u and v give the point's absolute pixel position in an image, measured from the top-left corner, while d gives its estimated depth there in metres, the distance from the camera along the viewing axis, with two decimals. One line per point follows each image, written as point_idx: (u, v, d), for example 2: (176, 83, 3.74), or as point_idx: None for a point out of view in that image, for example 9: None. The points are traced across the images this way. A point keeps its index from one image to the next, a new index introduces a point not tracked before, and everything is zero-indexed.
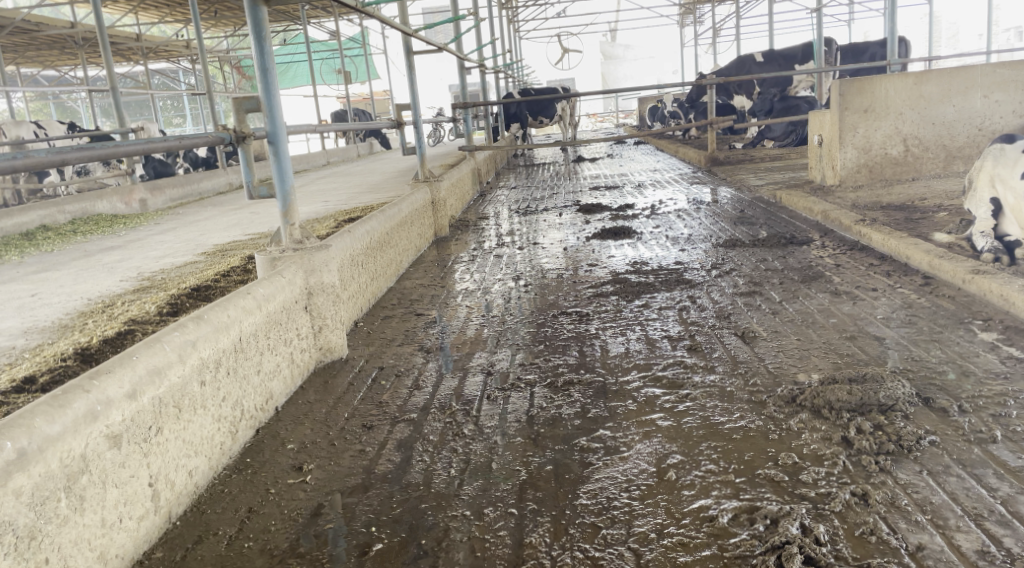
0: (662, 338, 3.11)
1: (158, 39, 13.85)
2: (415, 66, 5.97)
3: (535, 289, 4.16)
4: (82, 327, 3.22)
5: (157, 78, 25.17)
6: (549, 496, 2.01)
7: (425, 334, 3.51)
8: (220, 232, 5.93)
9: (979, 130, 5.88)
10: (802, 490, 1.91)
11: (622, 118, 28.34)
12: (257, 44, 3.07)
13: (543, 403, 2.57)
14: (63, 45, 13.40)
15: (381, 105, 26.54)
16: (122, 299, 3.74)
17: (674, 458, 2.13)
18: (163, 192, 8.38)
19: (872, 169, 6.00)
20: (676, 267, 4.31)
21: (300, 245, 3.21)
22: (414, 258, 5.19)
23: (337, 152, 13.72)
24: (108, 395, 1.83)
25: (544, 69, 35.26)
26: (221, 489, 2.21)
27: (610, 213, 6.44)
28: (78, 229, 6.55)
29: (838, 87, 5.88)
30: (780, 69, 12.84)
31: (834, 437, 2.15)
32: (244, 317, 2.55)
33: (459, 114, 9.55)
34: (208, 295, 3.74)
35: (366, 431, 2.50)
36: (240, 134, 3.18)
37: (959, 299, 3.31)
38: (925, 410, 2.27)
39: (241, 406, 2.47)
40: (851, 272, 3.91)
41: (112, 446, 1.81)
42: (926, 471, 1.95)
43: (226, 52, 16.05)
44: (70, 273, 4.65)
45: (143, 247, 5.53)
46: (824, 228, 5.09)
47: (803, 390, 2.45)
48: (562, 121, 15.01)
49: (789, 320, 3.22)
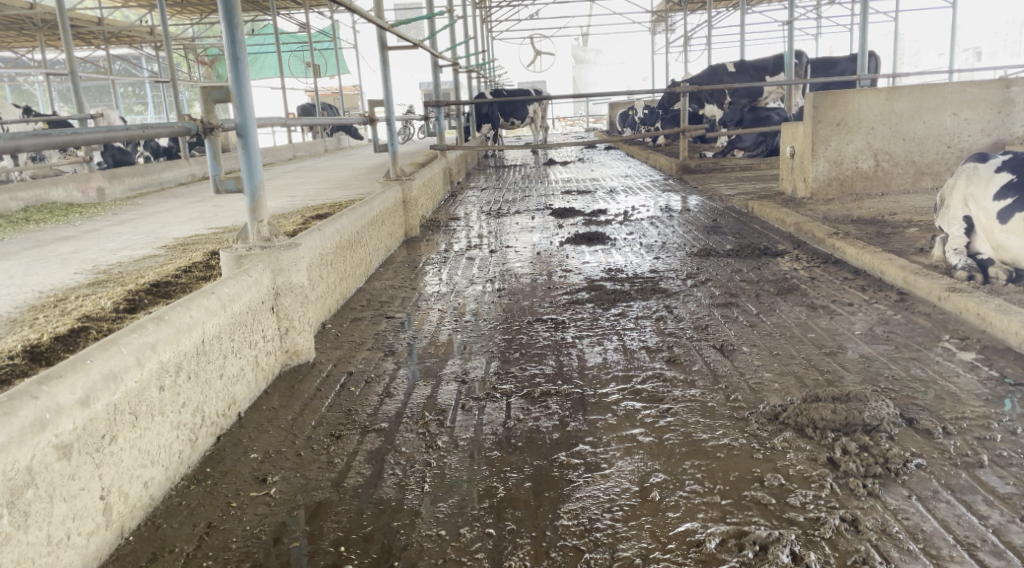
0: (640, 349, 3.05)
1: (121, 24, 13.47)
2: (389, 61, 5.82)
3: (508, 293, 4.07)
4: (32, 323, 3.05)
5: (119, 64, 24.57)
6: (529, 516, 1.92)
7: (395, 338, 3.40)
8: (182, 225, 5.73)
9: (948, 147, 5.94)
10: (790, 514, 1.85)
11: (591, 123, 28.37)
12: (228, 32, 2.94)
13: (520, 415, 2.48)
14: (20, 25, 12.92)
15: (351, 100, 26.28)
16: (76, 293, 3.57)
17: (657, 477, 2.05)
18: (122, 181, 8.13)
19: (843, 183, 6.02)
20: (651, 276, 4.26)
21: (268, 243, 3.09)
22: (384, 258, 5.07)
23: (304, 146, 13.50)
24: (58, 401, 1.70)
25: (516, 69, 35.24)
26: (179, 501, 2.08)
27: (582, 218, 6.38)
28: (31, 217, 6.30)
29: (812, 99, 5.89)
30: (751, 79, 12.94)
31: (820, 458, 2.10)
32: (207, 319, 2.42)
33: (431, 112, 9.41)
34: (168, 292, 3.58)
35: (334, 441, 2.39)
36: (207, 126, 3.03)
37: (934, 316, 3.30)
38: (910, 432, 2.23)
39: (202, 412, 2.34)
40: (826, 286, 3.89)
41: (61, 457, 1.68)
42: (915, 496, 1.90)
43: (192, 40, 15.69)
44: (22, 263, 4.44)
45: (99, 238, 5.31)
46: (796, 239, 5.08)
47: (785, 407, 2.39)
48: (533, 124, 15.15)
49: (767, 334, 3.17)
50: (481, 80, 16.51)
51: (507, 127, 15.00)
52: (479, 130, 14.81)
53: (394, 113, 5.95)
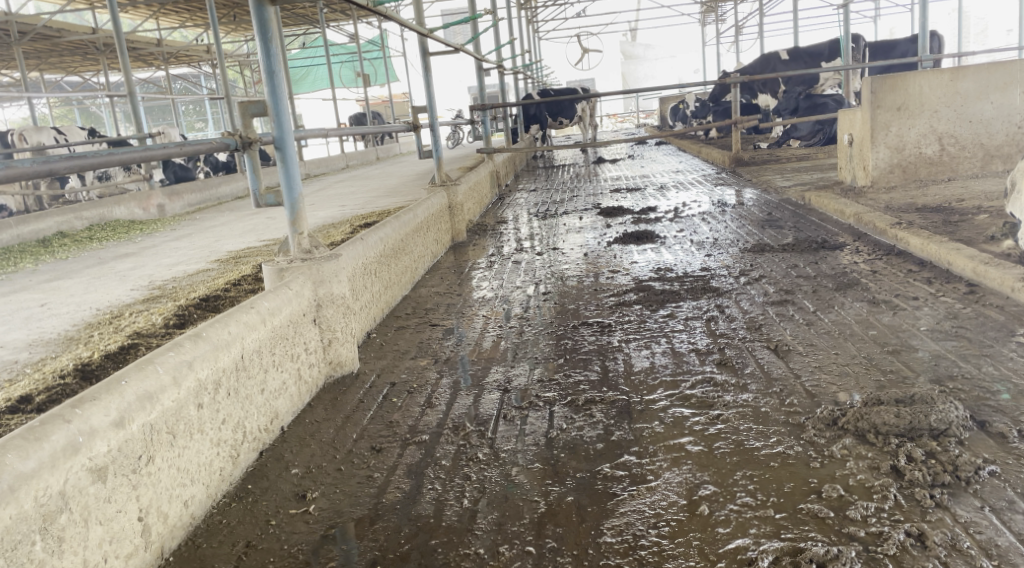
0: (689, 352, 2.94)
1: (178, 44, 13.83)
2: (431, 67, 5.77)
3: (555, 297, 3.99)
4: (86, 341, 3.10)
5: (179, 82, 25.31)
6: (570, 533, 1.84)
7: (440, 346, 3.35)
8: (235, 239, 5.80)
9: (1018, 128, 5.65)
10: (850, 529, 1.73)
11: (643, 118, 28.04)
12: (263, 47, 2.94)
13: (563, 424, 2.41)
14: (85, 50, 13.39)
15: (402, 107, 26.52)
16: (130, 309, 3.63)
17: (707, 489, 1.95)
18: (181, 198, 8.32)
19: (906, 169, 5.75)
20: (702, 274, 4.13)
21: (309, 255, 3.07)
22: (431, 265, 5.05)
23: (356, 154, 13.63)
24: (91, 424, 1.70)
25: (564, 68, 35.15)
26: (220, 519, 2.07)
27: (632, 215, 6.27)
28: (94, 235, 6.47)
29: (869, 84, 5.64)
30: (806, 67, 12.59)
31: (882, 467, 1.97)
32: (246, 334, 2.41)
33: (478, 114, 9.36)
34: (217, 305, 3.61)
35: (375, 454, 2.35)
36: (246, 140, 3.03)
37: (1008, 308, 3.10)
38: (982, 436, 2.08)
39: (243, 428, 2.32)
40: (888, 279, 3.70)
41: (95, 480, 1.68)
42: (988, 507, 1.76)
43: (246, 56, 16.03)
44: (83, 281, 4.55)
45: (156, 254, 5.42)
46: (856, 231, 4.88)
47: (845, 411, 2.26)
48: (582, 123, 15.03)
49: (825, 333, 3.02)
50: (529, 81, 16.42)
51: (556, 127, 14.92)
52: (528, 132, 14.76)
53: (438, 119, 5.92)
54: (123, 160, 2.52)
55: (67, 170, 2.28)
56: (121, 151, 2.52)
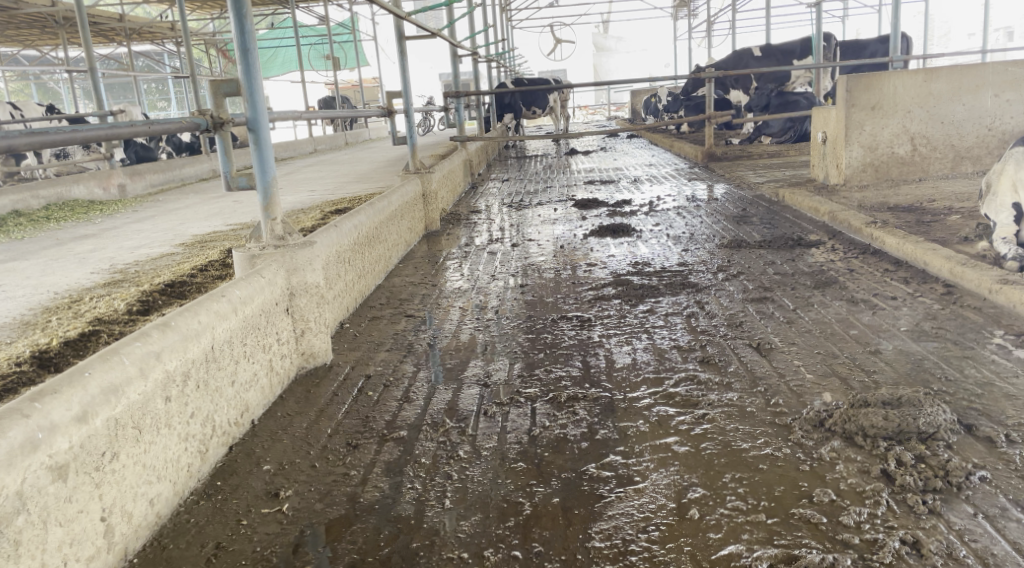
0: (671, 348, 2.89)
1: (141, 20, 13.41)
2: (407, 51, 5.64)
3: (532, 289, 3.92)
4: (43, 326, 2.95)
5: (141, 59, 24.67)
6: (558, 537, 1.79)
7: (415, 338, 3.27)
8: (200, 222, 5.63)
9: (989, 130, 5.70)
10: (844, 535, 1.71)
11: (614, 110, 28.03)
12: (237, 23, 2.81)
13: (546, 422, 2.35)
14: (43, 23, 12.91)
15: (372, 92, 26.17)
16: (90, 294, 3.47)
17: (696, 492, 1.91)
18: (142, 177, 8.07)
19: (878, 168, 5.78)
20: (680, 269, 4.09)
21: (282, 242, 2.96)
22: (404, 254, 4.94)
23: (325, 139, 13.38)
24: (52, 419, 1.59)
25: (535, 58, 35.01)
26: (187, 518, 1.97)
27: (606, 208, 6.22)
28: (51, 215, 6.23)
29: (845, 82, 5.65)
30: (778, 64, 12.65)
31: (873, 471, 1.94)
32: (217, 323, 2.30)
33: (451, 102, 9.23)
34: (183, 291, 3.48)
35: (351, 451, 2.27)
36: (217, 120, 2.90)
37: (986, 310, 3.11)
38: (970, 440, 2.06)
39: (212, 422, 2.22)
40: (866, 278, 3.69)
41: (56, 479, 1.57)
42: (981, 514, 1.74)
43: (212, 35, 15.60)
44: (40, 263, 4.36)
45: (118, 236, 5.23)
46: (831, 229, 4.88)
47: (831, 412, 2.23)
48: (554, 113, 14.96)
49: (806, 331, 3.00)
50: (501, 70, 16.28)
51: (528, 117, 14.82)
52: (500, 121, 14.63)
53: (413, 104, 5.77)
54: (86, 138, 2.39)
55: (26, 146, 2.16)
56: (85, 128, 2.40)
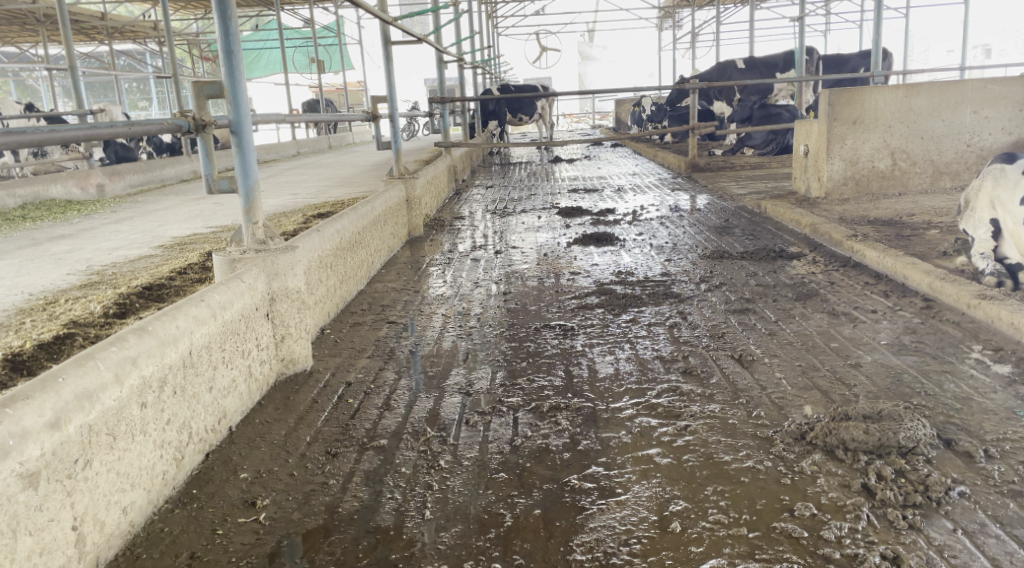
0: (654, 359, 2.89)
1: (123, 19, 13.25)
2: (393, 56, 5.60)
3: (514, 297, 3.91)
4: (17, 328, 2.90)
5: (122, 57, 24.47)
6: (538, 549, 1.77)
7: (397, 345, 3.24)
8: (179, 224, 5.58)
9: (967, 146, 5.77)
10: (826, 550, 1.71)
11: (598, 119, 28.16)
12: (222, 25, 2.79)
13: (528, 432, 2.33)
14: (23, 20, 12.75)
15: (356, 95, 26.10)
16: (66, 296, 3.41)
17: (678, 504, 1.90)
18: (122, 178, 7.98)
19: (859, 182, 5.84)
20: (663, 279, 4.10)
21: (263, 246, 2.93)
22: (386, 260, 4.91)
23: (307, 142, 13.31)
24: (23, 425, 1.55)
25: (520, 64, 35.10)
26: (161, 527, 1.93)
27: (590, 217, 6.23)
28: (28, 214, 6.14)
29: (827, 96, 5.70)
30: (761, 77, 12.77)
31: (854, 485, 1.95)
32: (195, 329, 2.26)
33: (436, 107, 9.22)
34: (161, 295, 3.43)
35: (330, 459, 2.24)
36: (199, 122, 2.87)
37: (964, 325, 3.14)
38: (949, 455, 2.07)
39: (189, 429, 2.18)
40: (846, 292, 3.72)
41: (25, 487, 1.53)
42: (961, 530, 1.75)
43: (196, 35, 15.48)
44: (14, 263, 4.29)
45: (95, 237, 5.16)
46: (812, 241, 4.91)
47: (813, 425, 2.23)
48: (540, 120, 15.02)
49: (788, 344, 3.00)
50: (486, 76, 16.29)
51: (514, 124, 14.84)
52: (485, 127, 14.64)
53: (398, 109, 5.73)
54: (64, 138, 2.35)
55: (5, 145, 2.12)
56: (64, 128, 2.36)
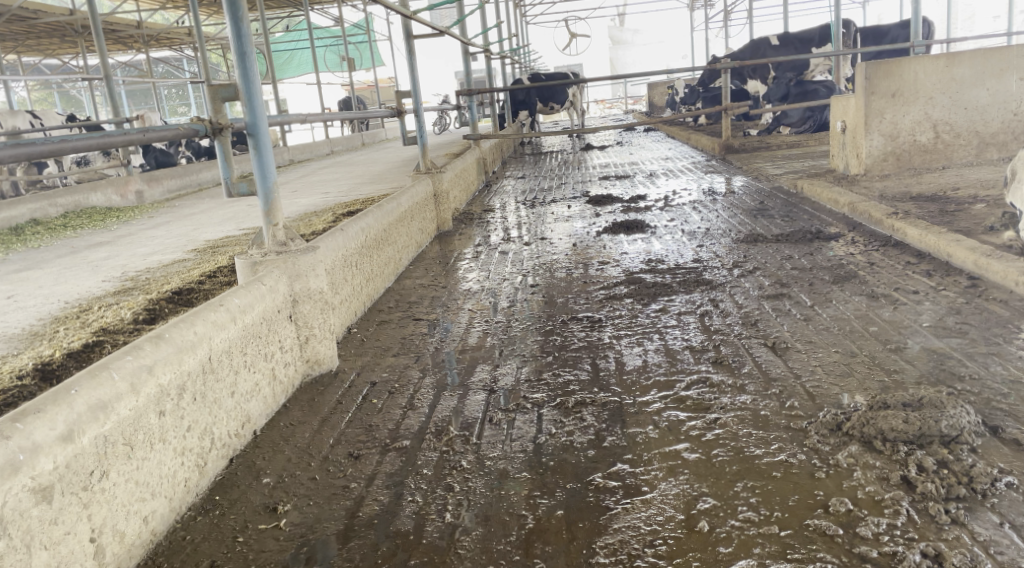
0: (683, 349, 2.81)
1: (159, 27, 13.42)
2: (415, 50, 5.55)
3: (543, 289, 3.84)
4: (50, 337, 2.93)
5: (160, 65, 24.95)
6: (560, 552, 1.72)
7: (423, 342, 3.21)
8: (214, 227, 5.62)
9: (1014, 114, 5.56)
10: (862, 548, 1.62)
11: (631, 104, 27.87)
12: (234, 27, 2.75)
13: (551, 429, 2.27)
14: (62, 32, 13.01)
15: (387, 91, 26.20)
16: (99, 302, 3.45)
17: (706, 502, 1.83)
18: (160, 183, 8.07)
19: (900, 157, 5.62)
20: (694, 266, 4.00)
21: (284, 248, 2.91)
22: (415, 255, 4.89)
23: (341, 140, 13.40)
24: (35, 440, 1.54)
25: (551, 53, 34.90)
26: (183, 536, 1.92)
27: (621, 204, 6.12)
28: (69, 223, 6.25)
29: (863, 70, 5.51)
30: (796, 53, 12.47)
31: (892, 477, 1.85)
32: (214, 334, 2.25)
33: (465, 100, 9.18)
34: (190, 299, 3.44)
35: (353, 462, 2.21)
36: (216, 126, 2.86)
37: (1012, 304, 2.99)
38: (995, 443, 1.96)
39: (211, 435, 2.17)
40: (887, 272, 3.58)
41: (39, 502, 1.53)
42: (1008, 523, 1.65)
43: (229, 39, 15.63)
44: (54, 272, 4.36)
45: (133, 243, 5.23)
46: (851, 220, 4.76)
47: (849, 415, 2.13)
48: (572, 108, 14.90)
49: (824, 329, 2.90)
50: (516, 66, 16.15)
51: (545, 112, 14.73)
52: (517, 117, 14.55)
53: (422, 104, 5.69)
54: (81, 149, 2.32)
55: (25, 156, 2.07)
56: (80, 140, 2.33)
